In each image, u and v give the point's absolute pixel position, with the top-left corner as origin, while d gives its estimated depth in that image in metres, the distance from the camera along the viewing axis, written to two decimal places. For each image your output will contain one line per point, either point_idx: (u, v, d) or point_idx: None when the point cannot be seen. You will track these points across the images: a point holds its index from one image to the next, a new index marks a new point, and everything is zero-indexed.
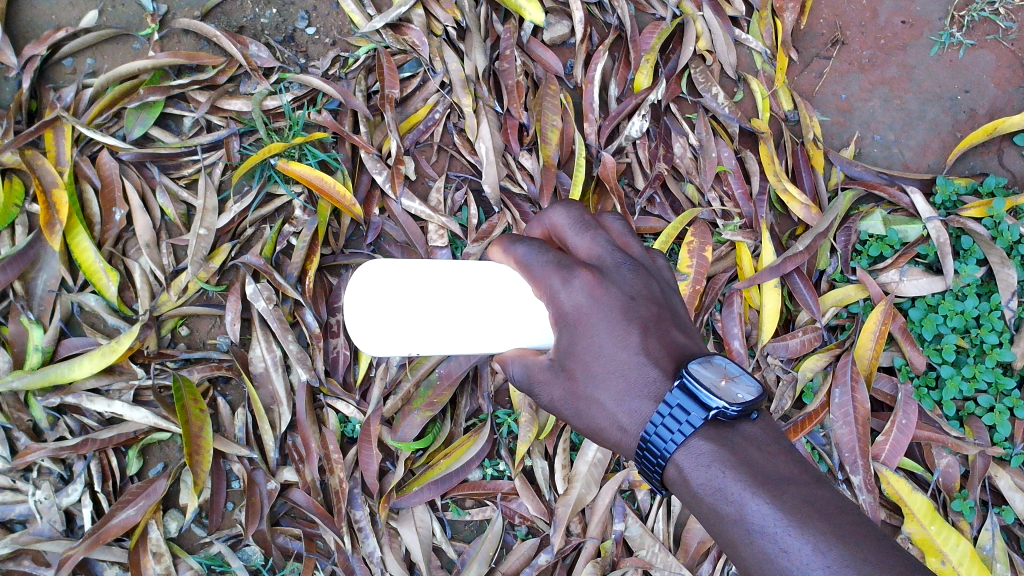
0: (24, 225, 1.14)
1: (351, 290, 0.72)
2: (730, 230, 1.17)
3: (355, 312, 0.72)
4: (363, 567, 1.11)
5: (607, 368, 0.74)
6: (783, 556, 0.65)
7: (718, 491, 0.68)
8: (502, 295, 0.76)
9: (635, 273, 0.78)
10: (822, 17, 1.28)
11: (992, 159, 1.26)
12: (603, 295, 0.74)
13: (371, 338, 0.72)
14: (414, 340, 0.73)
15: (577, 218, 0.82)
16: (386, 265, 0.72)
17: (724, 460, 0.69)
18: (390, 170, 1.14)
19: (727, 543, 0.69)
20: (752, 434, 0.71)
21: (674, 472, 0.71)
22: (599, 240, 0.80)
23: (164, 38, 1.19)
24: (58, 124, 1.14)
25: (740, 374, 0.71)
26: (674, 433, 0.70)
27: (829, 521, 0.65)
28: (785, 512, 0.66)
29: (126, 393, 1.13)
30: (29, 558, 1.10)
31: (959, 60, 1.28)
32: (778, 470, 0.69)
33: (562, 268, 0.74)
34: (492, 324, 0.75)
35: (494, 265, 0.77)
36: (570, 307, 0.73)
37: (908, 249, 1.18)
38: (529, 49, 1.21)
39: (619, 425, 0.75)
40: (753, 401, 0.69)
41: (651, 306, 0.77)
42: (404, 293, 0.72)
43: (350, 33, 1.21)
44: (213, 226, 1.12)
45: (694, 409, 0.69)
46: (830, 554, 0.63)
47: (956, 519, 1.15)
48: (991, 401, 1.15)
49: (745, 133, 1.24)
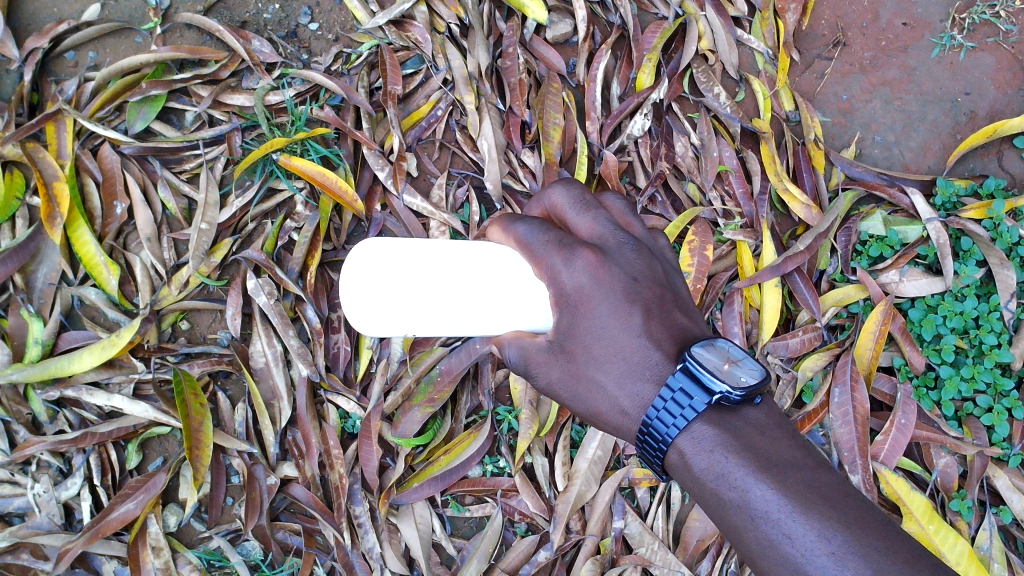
0: (24, 217, 1.14)
1: (348, 267, 0.71)
2: (730, 229, 1.18)
3: (350, 290, 0.71)
4: (363, 563, 1.12)
5: (609, 350, 0.75)
6: (786, 542, 0.65)
7: (721, 476, 0.69)
8: (502, 276, 0.76)
9: (638, 253, 0.79)
10: (824, 18, 1.28)
11: (991, 161, 1.27)
12: (605, 275, 0.75)
13: (367, 316, 0.72)
14: (411, 319, 0.73)
15: (576, 196, 0.82)
16: (386, 244, 0.72)
17: (726, 445, 0.69)
18: (392, 166, 1.14)
19: (729, 528, 0.70)
20: (754, 419, 0.72)
21: (675, 456, 0.72)
22: (601, 219, 0.80)
23: (166, 32, 1.19)
24: (60, 117, 1.13)
25: (744, 357, 0.71)
26: (676, 418, 0.70)
27: (833, 506, 0.66)
28: (789, 498, 0.66)
29: (126, 386, 1.13)
30: (27, 551, 1.09)
31: (960, 62, 1.29)
32: (780, 455, 0.70)
33: (564, 248, 0.74)
34: (491, 305, 0.75)
35: (495, 246, 0.77)
36: (572, 288, 0.74)
37: (909, 249, 1.19)
38: (532, 47, 1.21)
39: (620, 408, 0.76)
40: (756, 385, 0.69)
41: (654, 288, 0.78)
42: (403, 273, 0.72)
43: (353, 29, 1.20)
44: (214, 221, 1.12)
45: (697, 394, 0.69)
46: (835, 540, 0.64)
47: (954, 518, 1.16)
48: (989, 401, 1.15)
49: (746, 132, 1.24)
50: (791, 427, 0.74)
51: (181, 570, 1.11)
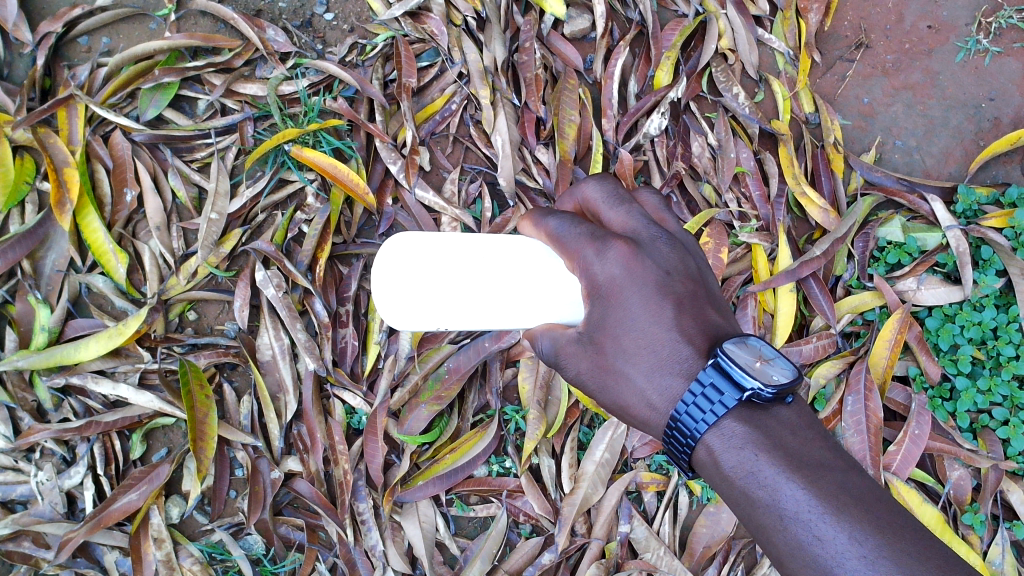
0: (34, 203, 1.13)
1: (378, 264, 0.72)
2: (746, 232, 1.16)
3: (382, 285, 0.72)
4: (365, 560, 1.11)
5: (639, 342, 0.72)
6: (816, 544, 0.63)
7: (750, 475, 0.67)
8: (532, 268, 0.75)
9: (672, 247, 0.77)
10: (847, 18, 1.26)
11: (1014, 169, 1.25)
12: (637, 267, 0.72)
13: (396, 312, 0.73)
14: (440, 315, 0.74)
15: (610, 191, 0.80)
16: (413, 241, 0.73)
17: (757, 443, 0.67)
18: (405, 159, 1.12)
19: (756, 527, 0.68)
20: (786, 418, 0.69)
21: (704, 452, 0.69)
22: (634, 214, 0.78)
23: (180, 19, 1.17)
24: (72, 102, 1.12)
25: (775, 356, 0.69)
26: (706, 413, 0.68)
27: (865, 509, 0.64)
28: (821, 499, 0.64)
29: (132, 375, 1.12)
30: (29, 539, 1.09)
31: (984, 67, 1.26)
32: (813, 455, 0.67)
33: (596, 239, 0.73)
34: (521, 299, 0.75)
35: (522, 240, 0.77)
36: (604, 279, 0.71)
37: (927, 257, 1.16)
38: (549, 42, 1.19)
39: (648, 402, 0.72)
40: (788, 383, 0.67)
41: (687, 282, 0.75)
42: (430, 268, 0.72)
43: (368, 20, 1.18)
44: (225, 211, 1.11)
45: (727, 389, 0.67)
46: (867, 543, 0.62)
47: (966, 532, 1.14)
48: (1005, 414, 1.13)
49: (766, 134, 1.22)
50: (823, 428, 0.71)
51: (182, 562, 1.11)
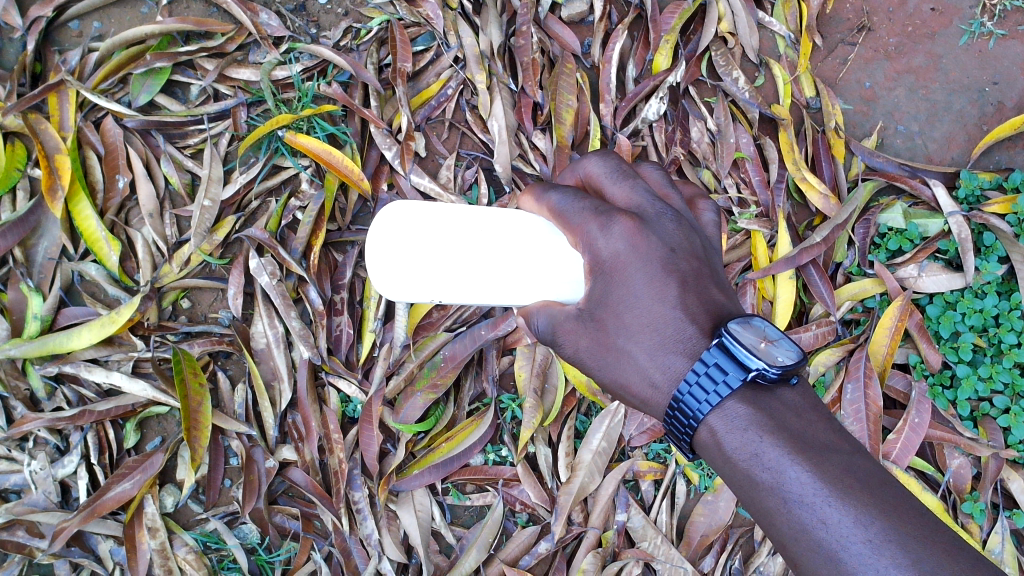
0: (25, 190, 1.11)
1: (375, 230, 0.71)
2: (746, 218, 1.14)
3: (377, 254, 0.71)
4: (361, 549, 1.10)
5: (642, 320, 0.70)
6: (820, 527, 0.61)
7: (754, 457, 0.65)
8: (533, 244, 0.73)
9: (677, 225, 0.74)
10: (849, 1, 1.24)
11: (1018, 154, 1.23)
12: (642, 243, 0.70)
13: (390, 282, 0.72)
14: (440, 285, 0.72)
15: (614, 166, 0.78)
16: (411, 210, 0.71)
17: (761, 425, 0.66)
18: (400, 145, 1.11)
19: (760, 511, 0.66)
20: (790, 400, 0.68)
21: (706, 434, 0.68)
22: (639, 189, 0.76)
23: (171, 2, 1.15)
24: (63, 88, 1.10)
25: (781, 338, 0.67)
26: (709, 394, 0.66)
27: (871, 492, 0.62)
28: (826, 482, 0.63)
29: (125, 364, 1.12)
30: (22, 529, 1.08)
31: (989, 50, 1.24)
32: (816, 437, 0.66)
33: (600, 215, 0.71)
34: (521, 275, 0.73)
35: (523, 215, 0.75)
36: (609, 255, 0.70)
37: (929, 244, 1.15)
38: (546, 26, 1.17)
39: (650, 381, 0.71)
40: (793, 365, 0.65)
41: (692, 261, 0.73)
42: (427, 239, 0.71)
43: (363, 4, 1.16)
44: (218, 198, 1.10)
45: (732, 369, 0.65)
46: (872, 527, 0.60)
47: (965, 521, 1.14)
48: (1006, 403, 1.12)
49: (766, 119, 1.20)
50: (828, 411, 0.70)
51: (177, 551, 1.11)
